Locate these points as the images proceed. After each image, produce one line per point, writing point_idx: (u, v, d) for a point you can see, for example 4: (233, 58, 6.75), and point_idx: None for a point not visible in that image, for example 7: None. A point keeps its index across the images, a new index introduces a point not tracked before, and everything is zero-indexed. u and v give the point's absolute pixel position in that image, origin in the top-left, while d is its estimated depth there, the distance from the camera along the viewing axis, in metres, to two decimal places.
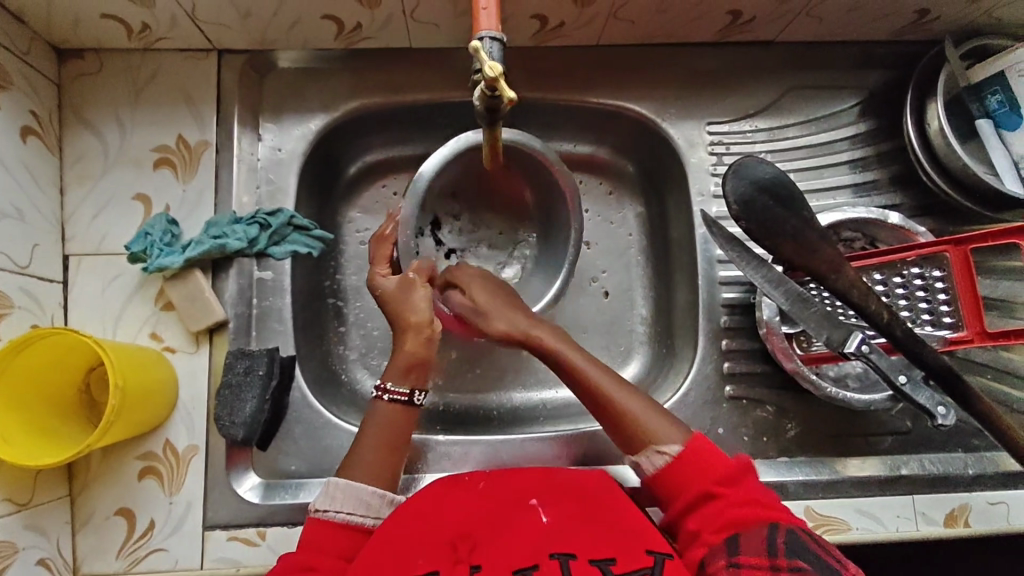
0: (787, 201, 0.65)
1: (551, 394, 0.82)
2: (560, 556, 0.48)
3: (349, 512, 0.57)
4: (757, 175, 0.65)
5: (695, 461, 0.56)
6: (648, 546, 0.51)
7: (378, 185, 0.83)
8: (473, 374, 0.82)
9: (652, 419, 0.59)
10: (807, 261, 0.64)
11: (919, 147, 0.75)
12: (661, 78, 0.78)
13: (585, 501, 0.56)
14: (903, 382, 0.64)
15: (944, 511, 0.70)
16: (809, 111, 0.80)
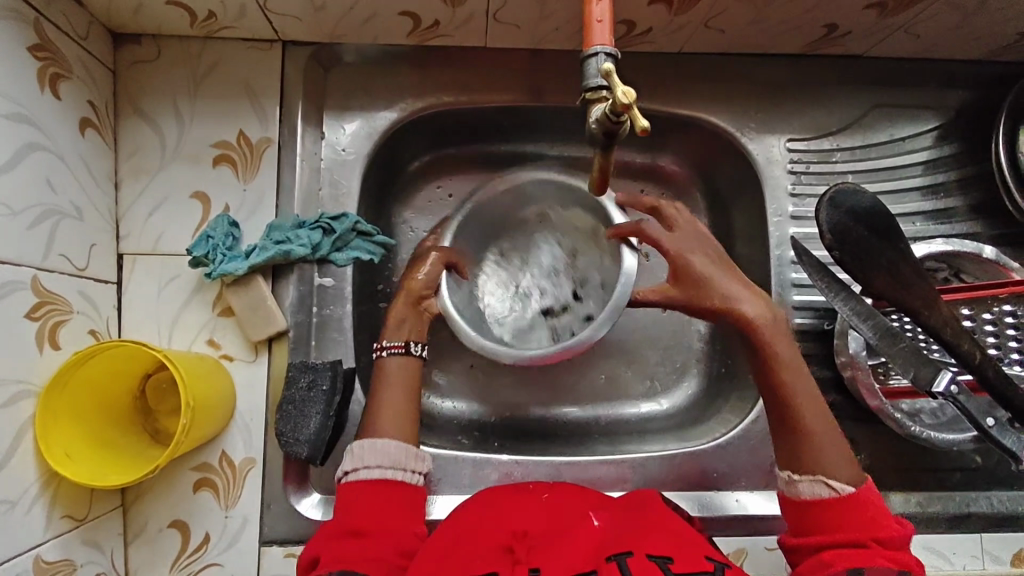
0: (882, 233, 0.63)
1: (606, 411, 0.79)
2: (616, 557, 0.45)
3: (373, 467, 0.56)
4: (853, 204, 0.62)
5: (864, 507, 0.52)
6: (706, 554, 0.48)
7: (436, 186, 0.80)
8: (527, 387, 0.79)
9: (826, 444, 0.54)
10: (901, 295, 0.62)
11: (1008, 174, 0.71)
12: (741, 89, 0.75)
13: (642, 513, 0.54)
14: (990, 425, 0.61)
15: (1013, 551, 0.69)
16: (890, 132, 0.77)
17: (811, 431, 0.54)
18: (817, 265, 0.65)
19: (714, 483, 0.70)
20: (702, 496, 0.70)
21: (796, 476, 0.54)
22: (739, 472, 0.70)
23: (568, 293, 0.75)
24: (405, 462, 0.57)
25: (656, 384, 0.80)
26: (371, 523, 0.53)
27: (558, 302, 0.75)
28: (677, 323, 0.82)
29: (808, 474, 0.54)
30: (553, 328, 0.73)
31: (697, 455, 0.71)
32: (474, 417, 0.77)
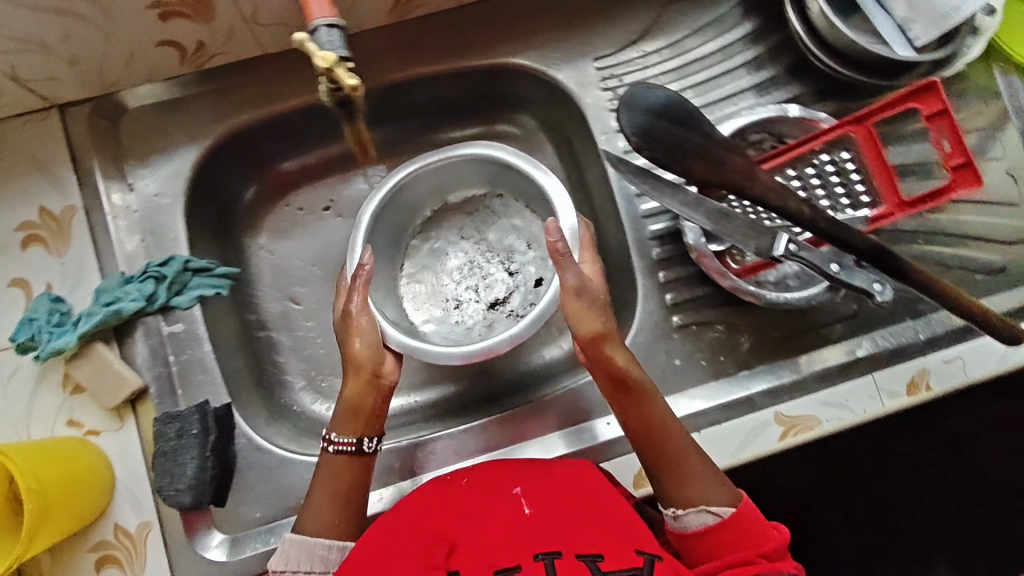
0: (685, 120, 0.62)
1: (508, 369, 0.79)
2: (545, 555, 0.48)
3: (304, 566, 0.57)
4: (649, 102, 0.62)
5: (738, 531, 0.55)
6: (637, 546, 0.51)
7: (285, 205, 0.82)
8: (424, 370, 0.79)
9: (698, 475, 0.59)
10: (718, 176, 0.61)
11: (804, 34, 0.74)
12: (535, 23, 0.75)
13: (584, 496, 0.56)
14: (835, 270, 0.63)
15: (905, 381, 0.71)
16: (693, 22, 0.77)
17: (679, 460, 0.59)
18: (640, 170, 0.67)
19: None
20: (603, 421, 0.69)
21: (681, 511, 0.58)
22: None
23: (501, 273, 0.79)
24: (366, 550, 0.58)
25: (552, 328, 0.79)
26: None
27: (499, 293, 0.79)
28: None
29: (692, 506, 0.57)
30: (510, 313, 0.78)
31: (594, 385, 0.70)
32: (379, 413, 0.78)
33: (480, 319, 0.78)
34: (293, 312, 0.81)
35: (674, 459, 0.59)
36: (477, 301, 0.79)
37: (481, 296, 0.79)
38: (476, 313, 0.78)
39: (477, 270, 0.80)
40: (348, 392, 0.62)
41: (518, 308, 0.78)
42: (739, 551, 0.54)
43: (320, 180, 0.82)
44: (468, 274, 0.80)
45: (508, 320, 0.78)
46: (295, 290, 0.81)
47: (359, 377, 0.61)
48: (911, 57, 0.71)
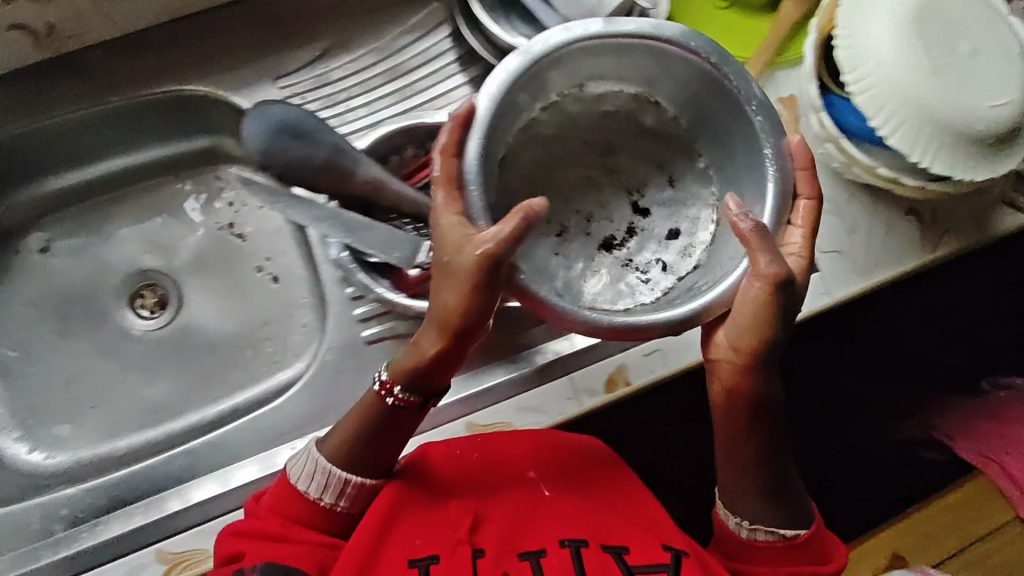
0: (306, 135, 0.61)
1: (242, 398, 0.81)
2: (570, 542, 0.57)
3: (320, 494, 0.57)
4: (274, 116, 0.62)
5: (782, 556, 0.59)
6: (664, 541, 0.58)
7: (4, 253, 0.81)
8: (152, 408, 0.80)
9: (755, 495, 0.60)
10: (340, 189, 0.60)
11: (476, 39, 0.71)
12: (211, 46, 0.73)
13: (624, 484, 0.64)
14: None
15: (603, 379, 0.70)
16: (380, 34, 0.75)
17: (782, 468, 0.61)
18: (271, 189, 0.62)
19: (300, 430, 0.68)
20: (290, 446, 0.66)
21: (750, 523, 0.60)
22: (326, 409, 0.69)
23: (625, 217, 0.67)
24: (343, 494, 0.57)
25: (288, 354, 0.82)
26: (283, 515, 0.56)
27: (620, 232, 0.67)
28: (284, 296, 0.84)
29: (762, 523, 0.60)
30: (624, 261, 0.66)
31: (279, 410, 0.69)
32: (103, 456, 0.78)
33: (582, 259, 0.66)
34: (13, 363, 0.79)
35: (779, 469, 0.61)
36: (568, 262, 0.65)
37: (591, 231, 0.67)
38: (583, 255, 0.66)
39: (679, 203, 0.67)
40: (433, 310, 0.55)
41: (640, 263, 0.66)
42: (782, 566, 0.59)
43: (38, 224, 0.82)
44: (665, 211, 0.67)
45: (629, 272, 0.65)
46: (17, 337, 0.80)
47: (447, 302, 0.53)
48: None
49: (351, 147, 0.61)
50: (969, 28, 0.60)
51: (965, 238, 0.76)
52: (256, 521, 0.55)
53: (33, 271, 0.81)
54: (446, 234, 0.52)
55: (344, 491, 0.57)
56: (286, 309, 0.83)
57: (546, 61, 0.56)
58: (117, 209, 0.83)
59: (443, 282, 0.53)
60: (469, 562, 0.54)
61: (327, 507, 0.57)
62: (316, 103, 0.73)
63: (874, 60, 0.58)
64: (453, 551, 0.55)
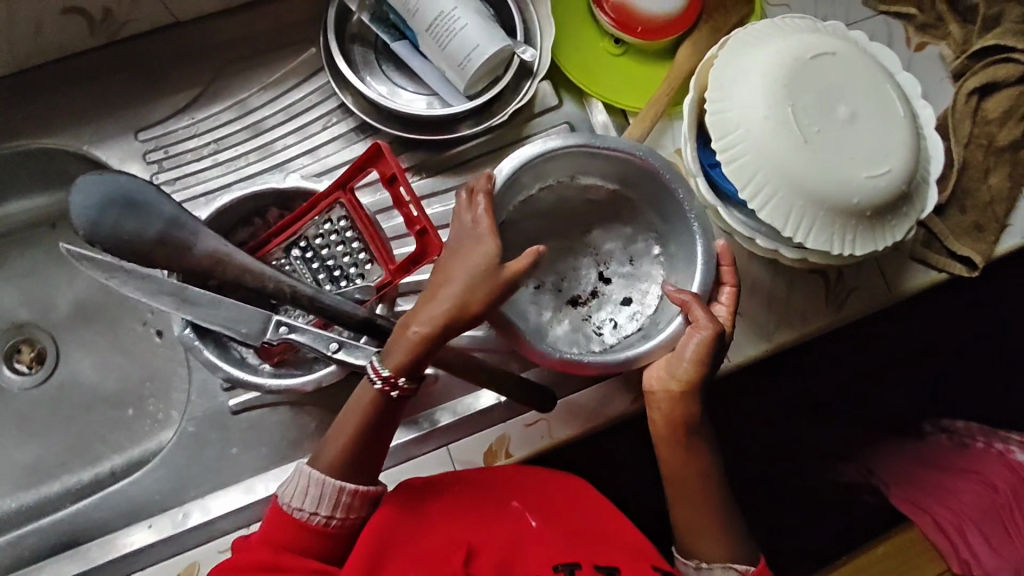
0: (137, 206, 0.57)
1: (121, 459, 0.77)
2: (563, 566, 0.56)
3: (315, 510, 0.53)
4: (102, 188, 0.57)
5: None
6: (654, 563, 0.57)
7: None
8: (25, 472, 0.77)
9: (714, 531, 0.59)
10: (177, 262, 0.57)
11: (346, 94, 0.68)
12: (74, 97, 0.70)
13: (597, 505, 0.62)
14: (335, 349, 0.57)
15: (482, 451, 0.66)
16: (253, 82, 0.72)
17: (721, 504, 0.60)
18: (103, 264, 0.56)
19: (160, 505, 0.65)
20: (145, 525, 0.63)
21: (707, 563, 0.58)
22: (185, 483, 0.65)
23: (592, 276, 0.70)
24: (339, 507, 0.54)
25: (171, 412, 0.79)
26: (274, 543, 0.52)
27: (586, 290, 0.69)
28: (169, 351, 0.80)
29: (718, 561, 0.58)
30: (587, 317, 0.68)
31: (137, 483, 0.65)
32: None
33: (551, 309, 0.68)
34: None
35: (724, 506, 0.60)
36: (545, 311, 0.68)
37: (564, 286, 0.69)
38: (555, 307, 0.68)
39: (641, 273, 0.69)
40: (439, 310, 0.54)
41: (597, 319, 0.68)
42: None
43: None
44: (627, 278, 0.69)
45: (586, 328, 0.68)
46: None
47: (460, 297, 0.54)
48: (450, 111, 0.67)
49: (188, 218, 0.58)
50: (851, 87, 0.57)
51: (873, 298, 0.72)
52: (248, 553, 0.51)
53: None
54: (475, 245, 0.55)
55: (340, 506, 0.54)
56: (170, 365, 0.80)
57: (539, 160, 0.62)
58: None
59: (466, 283, 0.54)
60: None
61: (319, 524, 0.53)
62: (182, 158, 0.70)
63: (743, 123, 0.55)
64: None
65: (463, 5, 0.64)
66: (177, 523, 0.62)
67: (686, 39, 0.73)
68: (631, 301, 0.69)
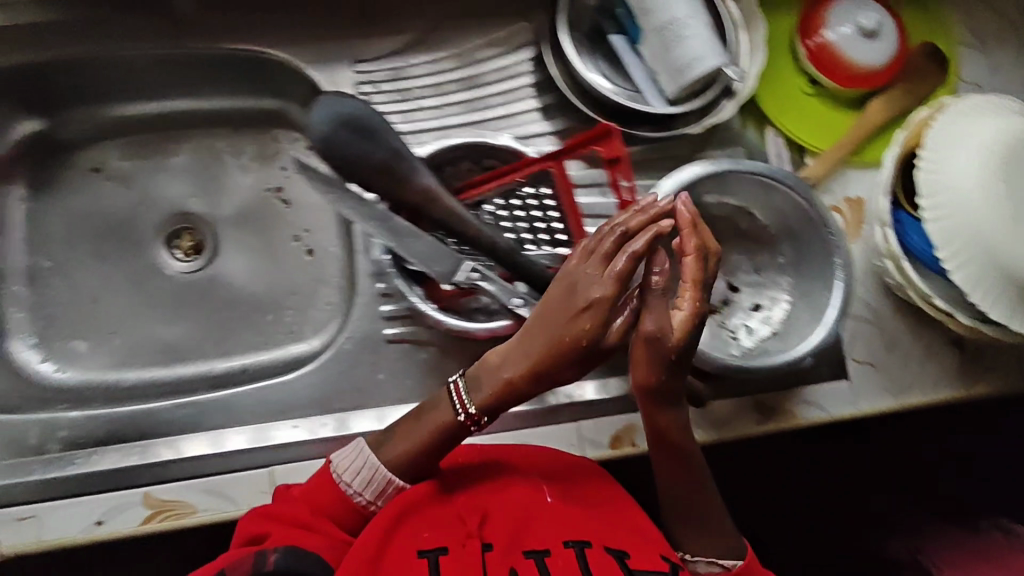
0: (369, 134, 0.61)
1: (254, 359, 0.82)
2: (574, 543, 0.54)
3: (359, 491, 0.56)
4: (342, 108, 0.61)
5: None
6: (662, 552, 0.56)
7: (51, 165, 0.82)
8: (165, 349, 0.81)
9: (699, 515, 0.60)
10: (397, 193, 0.60)
11: (558, 70, 0.72)
12: (310, 17, 0.74)
13: (613, 490, 0.61)
14: (518, 304, 0.62)
15: (609, 434, 0.69)
16: (469, 41, 0.76)
17: (702, 496, 0.60)
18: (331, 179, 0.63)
19: (302, 411, 0.68)
20: (291, 425, 0.66)
21: (692, 556, 0.59)
22: (328, 397, 0.69)
23: (721, 286, 0.74)
24: (380, 496, 0.56)
25: (306, 327, 0.83)
26: (314, 504, 0.55)
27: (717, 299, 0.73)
28: (315, 270, 0.84)
29: (701, 553, 0.59)
30: (720, 322, 0.71)
31: (285, 386, 0.69)
32: (112, 383, 0.80)
33: None
34: (42, 271, 0.81)
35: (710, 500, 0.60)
36: None
37: None
38: None
39: (770, 283, 0.73)
40: (528, 356, 0.54)
41: (731, 325, 0.71)
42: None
43: (99, 142, 0.83)
44: (754, 288, 0.73)
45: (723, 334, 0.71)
46: (52, 248, 0.81)
47: (545, 344, 0.53)
48: (656, 111, 0.70)
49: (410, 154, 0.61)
50: None
51: (1004, 382, 0.73)
52: (288, 508, 0.55)
53: (77, 188, 0.82)
54: (580, 294, 0.52)
55: (383, 495, 0.56)
56: (314, 283, 0.84)
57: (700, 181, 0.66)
58: (176, 147, 0.84)
59: (552, 333, 0.53)
60: (478, 555, 0.52)
61: (360, 506, 0.56)
62: (389, 95, 0.74)
63: (951, 193, 0.58)
64: (462, 545, 0.53)
65: (696, 16, 0.68)
66: (316, 430, 0.66)
67: (883, 94, 0.75)
68: (759, 310, 0.72)
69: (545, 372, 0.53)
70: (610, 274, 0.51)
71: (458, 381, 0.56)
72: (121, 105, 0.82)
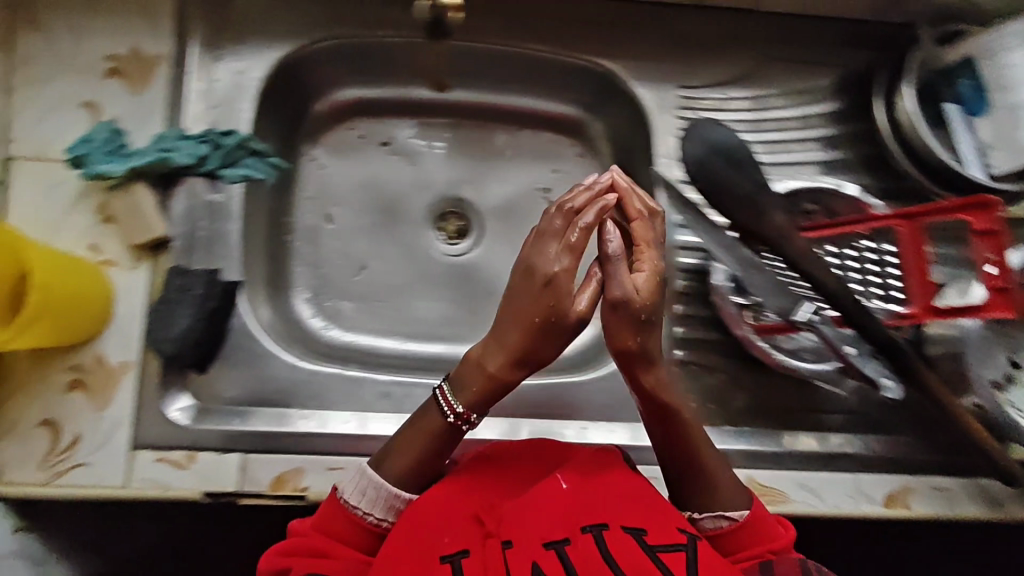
0: (739, 164, 0.63)
1: None
2: (593, 528, 0.45)
3: (370, 510, 0.51)
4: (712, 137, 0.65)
5: (757, 527, 0.52)
6: (678, 525, 0.47)
7: (347, 127, 0.84)
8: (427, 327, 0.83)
9: (715, 469, 0.54)
10: (759, 227, 0.62)
11: (890, 131, 0.76)
12: (649, 40, 0.79)
13: (639, 478, 0.52)
14: (849, 352, 0.65)
15: (885, 492, 0.69)
16: (785, 85, 0.80)
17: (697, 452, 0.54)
18: None
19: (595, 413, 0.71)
20: (580, 426, 0.72)
21: (698, 513, 0.53)
22: (619, 406, 0.74)
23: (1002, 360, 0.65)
24: (392, 513, 0.51)
25: None
26: (333, 533, 0.50)
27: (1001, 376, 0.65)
28: (578, 274, 0.85)
29: (706, 509, 0.53)
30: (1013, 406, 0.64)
31: None
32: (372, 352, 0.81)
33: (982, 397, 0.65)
34: (322, 230, 0.83)
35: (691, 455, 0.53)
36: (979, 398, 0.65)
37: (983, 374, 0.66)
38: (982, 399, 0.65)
39: None
40: (512, 339, 0.50)
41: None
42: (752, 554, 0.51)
43: (398, 116, 0.86)
44: None
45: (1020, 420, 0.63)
46: (336, 209, 0.84)
47: (521, 329, 0.49)
48: (993, 185, 0.69)
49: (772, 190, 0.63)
50: None
51: None
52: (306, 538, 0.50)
53: (368, 158, 0.85)
54: (540, 264, 0.50)
55: (395, 511, 0.51)
56: None
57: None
58: (461, 134, 0.87)
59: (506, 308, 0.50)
60: (499, 554, 0.44)
61: (371, 526, 0.50)
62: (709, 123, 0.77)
63: None
64: (482, 545, 0.45)
65: None
66: (606, 435, 0.70)
67: None
68: None
69: (544, 340, 0.50)
70: (566, 244, 0.50)
71: (442, 387, 0.53)
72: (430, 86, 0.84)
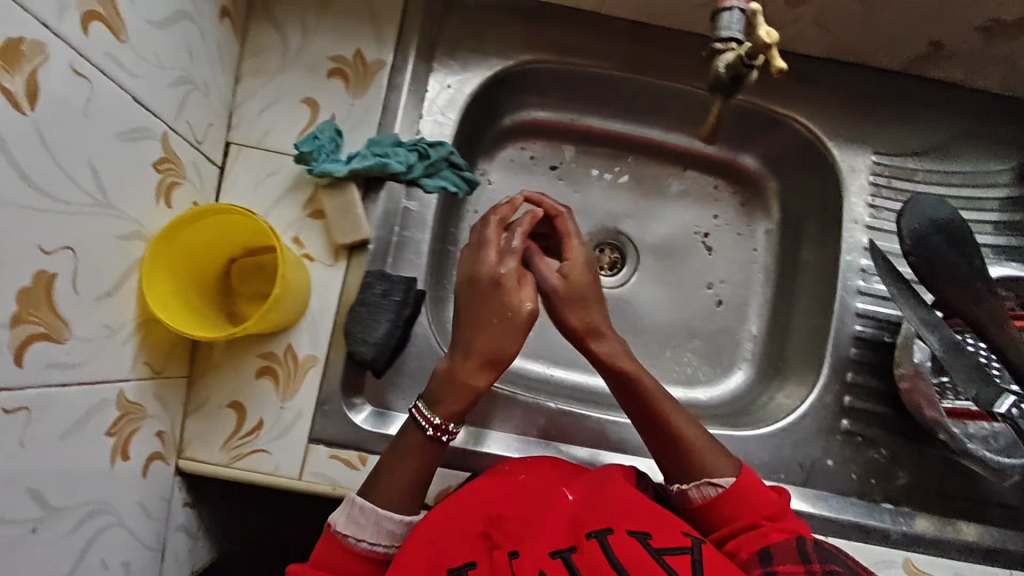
0: (958, 245, 0.62)
1: None
2: (597, 534, 0.48)
3: (362, 537, 0.53)
4: (934, 213, 0.63)
5: (743, 495, 0.55)
6: (684, 529, 0.50)
7: (518, 147, 0.85)
8: None
9: (702, 449, 0.58)
10: (972, 309, 0.61)
11: None
12: (849, 99, 0.78)
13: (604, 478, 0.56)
14: None
15: None
16: (981, 162, 0.78)
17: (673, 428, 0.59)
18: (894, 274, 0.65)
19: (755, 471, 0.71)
20: None
21: (684, 484, 0.58)
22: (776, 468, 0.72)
23: None
24: (385, 535, 0.54)
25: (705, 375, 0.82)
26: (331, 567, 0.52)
27: None
28: (730, 325, 0.84)
29: (693, 479, 0.58)
30: None
31: (740, 441, 0.72)
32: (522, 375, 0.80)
33: None
34: None
35: (677, 433, 0.59)
36: None
37: None
38: None
39: None
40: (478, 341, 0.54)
41: None
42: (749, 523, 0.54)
43: (572, 141, 0.86)
44: None
45: None
46: None
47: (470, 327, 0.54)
48: None
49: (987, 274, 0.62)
50: None
51: None
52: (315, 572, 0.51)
53: (538, 179, 0.85)
54: (478, 263, 0.56)
55: (388, 533, 0.54)
56: None
57: None
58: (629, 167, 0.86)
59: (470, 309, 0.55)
60: (504, 563, 0.46)
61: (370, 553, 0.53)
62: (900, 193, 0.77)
63: None
64: (488, 555, 0.48)
65: None
66: None
67: None
68: None
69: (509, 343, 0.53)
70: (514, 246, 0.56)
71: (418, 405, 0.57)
72: (608, 115, 0.85)
